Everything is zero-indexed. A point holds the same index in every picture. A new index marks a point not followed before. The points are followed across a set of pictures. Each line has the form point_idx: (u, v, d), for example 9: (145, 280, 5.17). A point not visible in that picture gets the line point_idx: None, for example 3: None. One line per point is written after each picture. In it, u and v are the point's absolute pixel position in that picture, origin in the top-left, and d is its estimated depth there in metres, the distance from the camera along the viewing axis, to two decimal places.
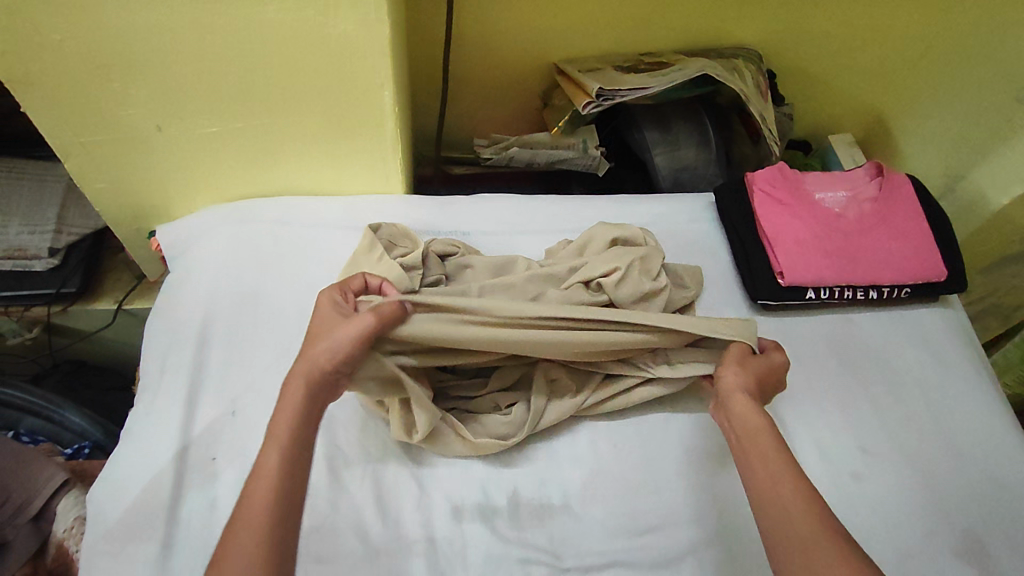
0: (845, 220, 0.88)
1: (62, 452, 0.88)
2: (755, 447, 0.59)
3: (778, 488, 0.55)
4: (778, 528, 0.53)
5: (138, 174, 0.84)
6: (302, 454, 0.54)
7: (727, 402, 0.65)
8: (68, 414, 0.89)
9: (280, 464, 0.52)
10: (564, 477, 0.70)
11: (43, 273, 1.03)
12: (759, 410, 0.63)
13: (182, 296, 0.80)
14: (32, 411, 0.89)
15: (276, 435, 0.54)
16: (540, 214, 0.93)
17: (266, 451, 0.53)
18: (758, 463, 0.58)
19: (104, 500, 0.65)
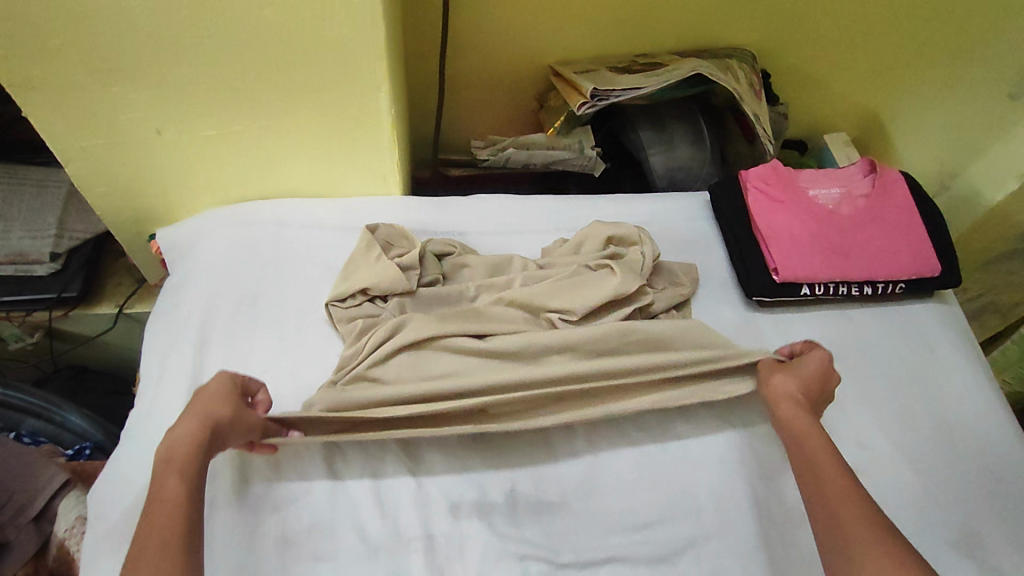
0: (838, 217, 0.88)
1: (63, 453, 0.88)
2: (801, 452, 0.64)
3: (824, 490, 0.60)
4: (825, 529, 0.58)
5: (137, 179, 0.85)
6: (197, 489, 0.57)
7: (778, 408, 0.68)
8: (69, 416, 0.90)
9: (183, 496, 0.55)
10: (563, 472, 0.70)
11: (45, 277, 1.04)
12: (810, 417, 0.67)
13: (182, 297, 0.81)
14: (33, 413, 0.89)
15: (177, 466, 0.57)
16: (538, 214, 0.93)
17: (166, 479, 0.56)
18: (805, 468, 0.63)
19: (106, 499, 0.66)
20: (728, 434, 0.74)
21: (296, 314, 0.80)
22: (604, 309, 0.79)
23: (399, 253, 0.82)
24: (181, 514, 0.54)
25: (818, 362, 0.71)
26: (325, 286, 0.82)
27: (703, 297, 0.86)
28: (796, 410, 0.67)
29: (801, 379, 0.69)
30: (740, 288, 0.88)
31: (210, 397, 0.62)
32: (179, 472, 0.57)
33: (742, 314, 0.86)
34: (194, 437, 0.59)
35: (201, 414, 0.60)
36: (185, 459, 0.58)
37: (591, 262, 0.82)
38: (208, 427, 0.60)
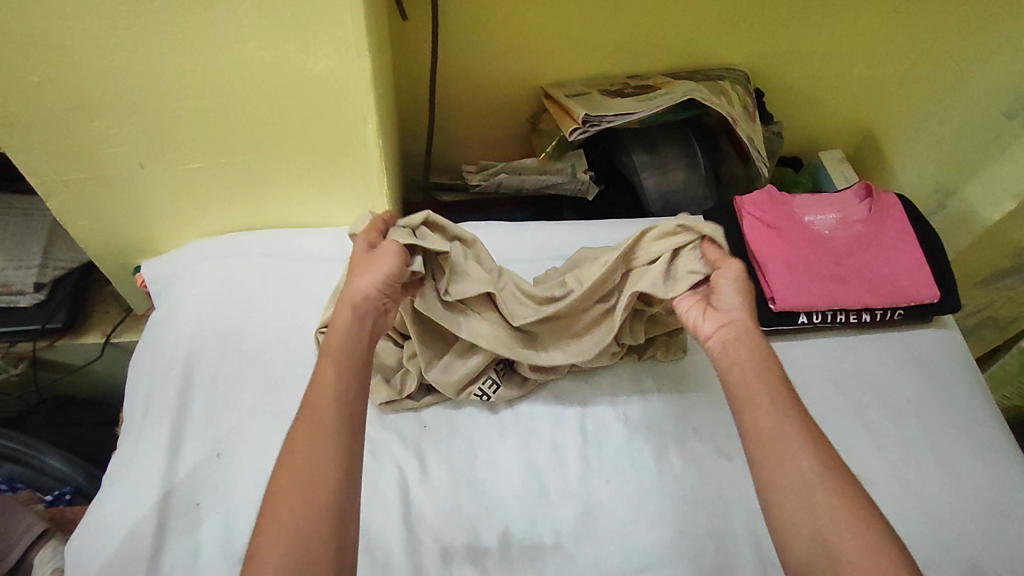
0: (835, 243, 0.87)
1: (41, 499, 0.86)
2: (745, 384, 0.61)
3: (780, 433, 0.58)
4: (765, 458, 0.57)
5: (121, 212, 0.83)
6: (357, 369, 0.62)
7: (724, 327, 0.66)
8: (48, 460, 0.87)
9: (335, 384, 0.60)
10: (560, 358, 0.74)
11: (29, 308, 1.02)
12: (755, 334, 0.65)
13: (166, 333, 0.79)
14: (10, 458, 0.87)
15: (330, 350, 0.62)
16: (530, 241, 0.92)
17: (322, 364, 0.61)
18: (756, 410, 0.60)
19: (85, 550, 0.63)
20: (726, 471, 0.72)
21: (283, 349, 0.78)
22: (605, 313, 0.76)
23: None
24: (335, 405, 0.58)
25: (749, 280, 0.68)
26: (312, 319, 0.81)
27: None
28: (746, 331, 0.65)
29: (745, 288, 0.67)
30: None
31: (358, 266, 0.66)
32: (335, 358, 0.61)
33: None
34: (348, 317, 0.64)
35: (353, 291, 0.64)
36: (337, 342, 0.62)
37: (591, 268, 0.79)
38: (358, 304, 0.64)
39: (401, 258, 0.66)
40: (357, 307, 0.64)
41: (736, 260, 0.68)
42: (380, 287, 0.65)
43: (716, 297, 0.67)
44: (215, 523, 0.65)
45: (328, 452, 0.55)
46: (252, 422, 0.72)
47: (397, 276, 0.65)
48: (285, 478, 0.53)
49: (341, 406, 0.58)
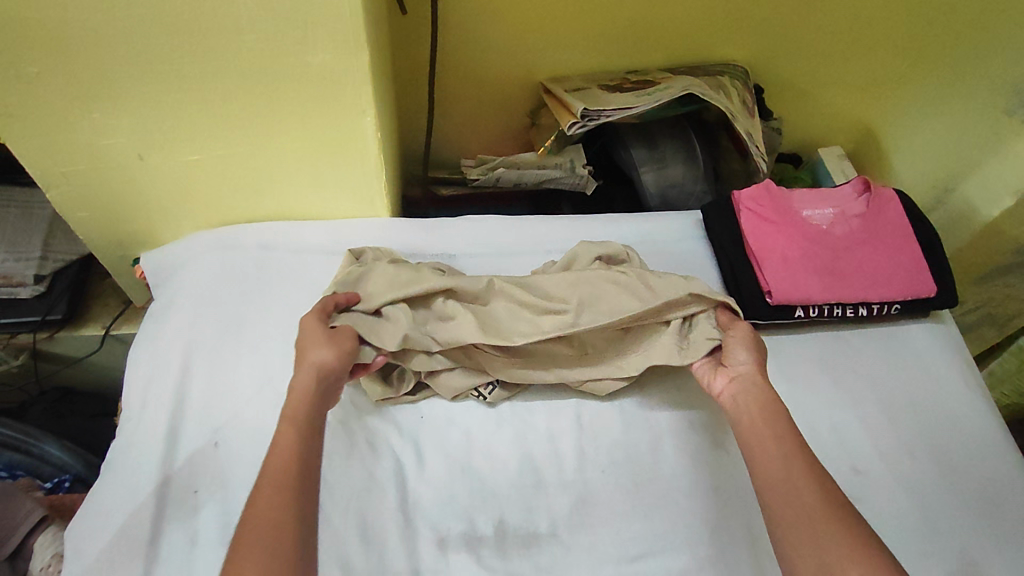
0: (832, 237, 0.87)
1: (41, 486, 0.86)
2: (757, 436, 0.63)
3: (788, 479, 0.58)
4: (776, 506, 0.58)
5: (121, 204, 0.83)
6: (313, 431, 0.60)
7: (739, 383, 0.68)
8: (48, 449, 0.88)
9: (296, 444, 0.58)
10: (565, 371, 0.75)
11: (29, 299, 1.02)
12: (771, 392, 0.67)
13: (165, 323, 0.79)
14: (9, 445, 0.87)
15: (290, 416, 0.60)
16: (528, 234, 0.92)
17: (281, 427, 0.59)
18: (768, 461, 0.61)
19: (84, 536, 0.64)
20: (721, 462, 0.73)
21: (281, 339, 0.78)
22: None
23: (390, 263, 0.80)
24: (295, 461, 0.56)
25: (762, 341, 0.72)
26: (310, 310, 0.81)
27: None
28: (757, 385, 0.67)
29: (755, 344, 0.71)
30: None
31: (307, 344, 0.66)
32: (293, 423, 0.60)
33: None
34: (309, 382, 0.63)
35: (310, 363, 0.64)
36: (297, 408, 0.61)
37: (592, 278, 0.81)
38: (322, 373, 0.64)
39: (352, 337, 0.69)
40: (322, 372, 0.64)
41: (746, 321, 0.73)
42: (341, 357, 0.66)
43: (726, 359, 0.70)
44: (212, 511, 0.66)
45: (281, 503, 0.53)
46: (249, 411, 0.72)
47: (348, 353, 0.67)
48: (248, 528, 0.51)
49: (298, 465, 0.56)
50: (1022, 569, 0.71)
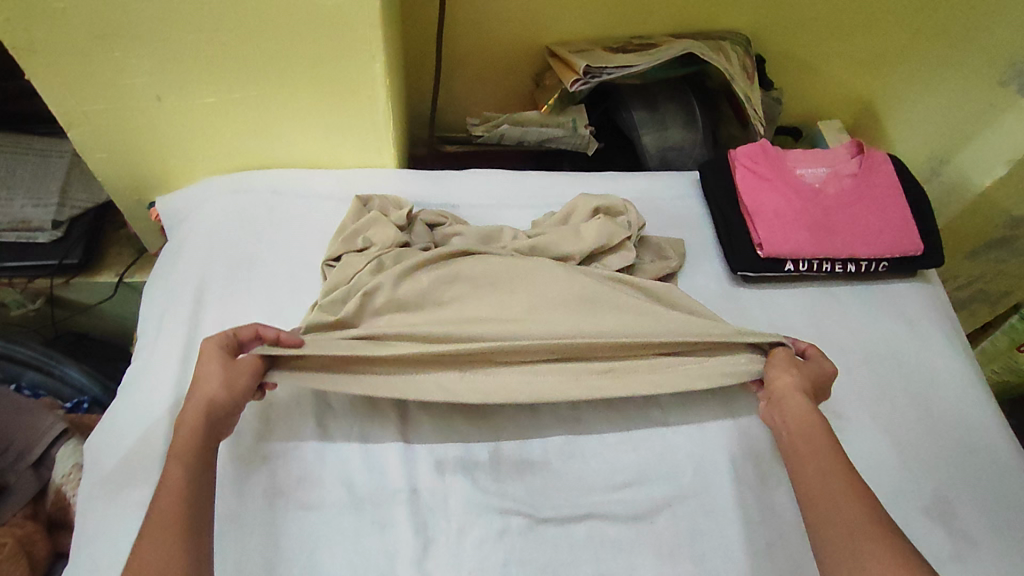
0: (824, 195, 0.90)
1: (62, 405, 0.90)
2: (798, 452, 0.63)
3: (830, 493, 0.58)
4: (819, 520, 0.58)
5: (139, 145, 0.87)
6: (201, 469, 0.57)
7: (783, 403, 0.68)
8: (68, 370, 0.91)
9: (185, 481, 0.55)
10: (499, 391, 0.69)
11: (47, 244, 1.06)
12: (814, 410, 0.66)
13: (180, 259, 0.83)
14: (31, 365, 0.91)
15: (178, 453, 0.57)
16: (530, 188, 0.95)
17: (170, 464, 0.57)
18: (811, 475, 0.61)
19: (102, 448, 0.68)
20: (708, 401, 0.76)
21: (289, 277, 0.82)
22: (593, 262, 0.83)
23: (371, 267, 0.76)
24: (182, 501, 0.54)
25: (824, 365, 0.72)
26: (318, 252, 0.84)
27: (690, 271, 0.89)
28: (802, 401, 0.67)
29: (799, 370, 0.71)
30: (725, 263, 0.90)
31: (200, 374, 0.63)
32: (179, 458, 0.57)
33: (725, 288, 0.88)
34: (198, 418, 0.60)
35: (199, 398, 0.61)
36: (184, 443, 0.58)
37: (593, 231, 0.83)
38: (212, 406, 0.61)
39: (254, 370, 0.65)
40: (211, 409, 0.61)
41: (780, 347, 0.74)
42: (235, 391, 0.63)
43: (770, 382, 0.71)
44: None
45: (170, 544, 0.51)
46: None
47: (245, 390, 0.63)
48: None
49: (185, 506, 0.54)
50: (993, 506, 0.74)
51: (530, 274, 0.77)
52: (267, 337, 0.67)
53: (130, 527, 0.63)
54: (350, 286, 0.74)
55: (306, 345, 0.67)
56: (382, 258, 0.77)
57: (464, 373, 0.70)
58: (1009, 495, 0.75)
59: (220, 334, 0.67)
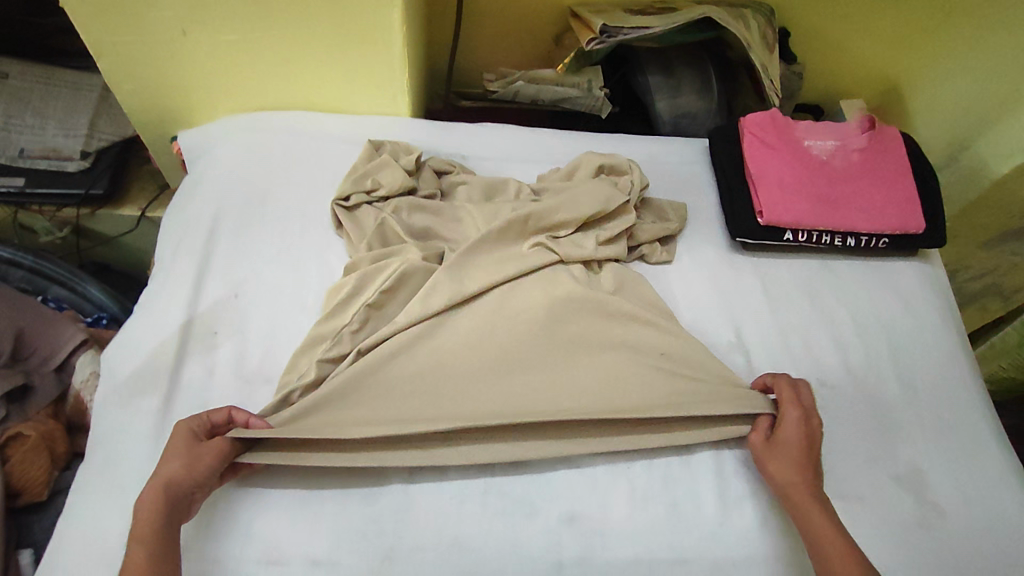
0: (830, 167, 0.90)
1: (82, 319, 0.96)
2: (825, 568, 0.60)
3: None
4: None
5: (164, 78, 0.90)
6: (167, 555, 0.56)
7: (790, 503, 0.65)
8: (89, 287, 0.97)
9: (148, 560, 0.54)
10: (503, 453, 0.68)
11: (76, 173, 1.11)
12: (820, 510, 0.63)
13: (198, 190, 0.87)
14: (58, 280, 0.97)
15: (142, 533, 0.56)
16: (540, 146, 0.96)
17: (133, 544, 0.56)
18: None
19: (118, 358, 0.72)
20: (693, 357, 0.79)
21: (300, 216, 0.85)
22: (588, 228, 0.84)
23: (355, 324, 0.72)
24: None
25: (795, 416, 0.70)
26: (329, 193, 0.87)
27: (690, 235, 0.90)
28: (808, 499, 0.64)
29: (790, 453, 0.67)
30: (726, 230, 0.91)
31: (166, 457, 0.61)
32: (142, 540, 0.55)
33: (723, 253, 0.89)
34: (153, 499, 0.58)
35: (159, 481, 0.59)
36: (145, 525, 0.56)
37: (587, 199, 0.84)
38: (170, 488, 0.59)
39: (221, 451, 0.62)
40: (168, 488, 0.59)
41: (765, 419, 0.71)
42: (198, 472, 0.61)
43: (770, 476, 0.67)
44: (229, 348, 0.74)
45: None
46: (267, 271, 0.79)
47: (210, 470, 0.61)
48: None
49: None
50: (967, 482, 0.76)
51: (522, 323, 0.75)
52: (237, 421, 0.65)
53: (138, 431, 0.68)
54: (339, 340, 0.71)
55: (278, 428, 0.65)
56: (369, 307, 0.73)
57: (447, 437, 0.68)
58: (984, 471, 0.77)
59: (194, 419, 0.65)
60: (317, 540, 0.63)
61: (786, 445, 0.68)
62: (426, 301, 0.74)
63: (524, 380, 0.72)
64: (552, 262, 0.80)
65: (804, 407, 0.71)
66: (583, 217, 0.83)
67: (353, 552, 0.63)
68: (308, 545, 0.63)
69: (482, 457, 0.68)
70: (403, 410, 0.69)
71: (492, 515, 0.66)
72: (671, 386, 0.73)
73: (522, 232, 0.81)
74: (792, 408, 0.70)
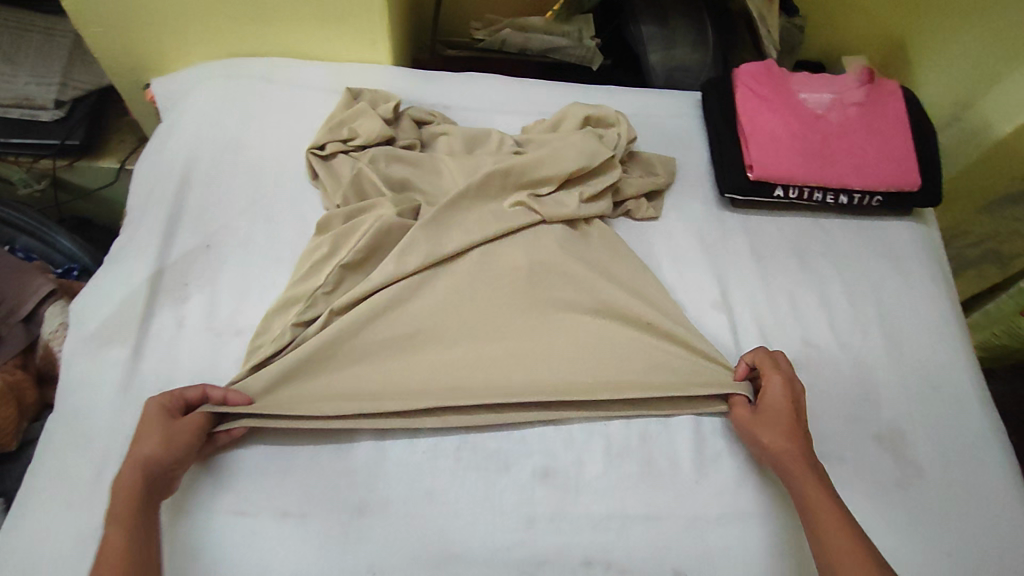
0: (825, 121, 0.87)
1: (53, 271, 0.94)
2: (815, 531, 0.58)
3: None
4: None
5: (134, 21, 0.86)
6: (147, 536, 0.54)
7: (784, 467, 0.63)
8: (59, 238, 0.95)
9: (127, 543, 0.52)
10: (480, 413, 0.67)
11: (50, 123, 1.07)
12: (814, 475, 0.61)
13: (171, 138, 0.84)
14: (25, 230, 0.94)
15: (118, 515, 0.54)
16: (525, 96, 0.93)
17: (110, 527, 0.53)
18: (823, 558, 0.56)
19: (86, 308, 0.71)
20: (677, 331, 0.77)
21: (275, 166, 0.82)
22: (571, 185, 0.81)
23: (328, 286, 0.70)
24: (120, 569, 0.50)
25: (780, 383, 0.67)
26: (306, 143, 0.84)
27: (678, 191, 0.88)
28: (799, 461, 0.62)
29: (781, 418, 0.65)
30: (716, 186, 0.89)
31: (139, 434, 0.58)
32: (121, 523, 0.53)
33: (711, 210, 0.87)
34: (133, 478, 0.56)
35: (135, 460, 0.56)
36: (121, 508, 0.54)
37: (572, 154, 0.80)
38: (148, 468, 0.56)
39: (197, 427, 0.60)
40: (147, 467, 0.56)
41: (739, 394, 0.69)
42: (176, 450, 0.58)
43: (761, 438, 0.65)
44: (201, 301, 0.72)
45: None
46: (241, 222, 0.77)
47: (187, 446, 0.59)
48: None
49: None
50: (948, 443, 0.75)
51: (505, 284, 0.73)
52: (213, 398, 0.62)
53: (106, 381, 0.66)
54: (311, 300, 0.70)
55: (256, 403, 0.64)
56: (345, 267, 0.71)
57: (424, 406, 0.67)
58: (966, 432, 0.76)
59: (167, 395, 0.62)
60: (287, 492, 0.62)
61: (776, 411, 0.66)
62: (403, 261, 0.72)
63: (501, 346, 0.71)
64: (534, 223, 0.77)
65: (786, 372, 0.69)
66: (565, 173, 0.79)
67: (321, 505, 0.62)
68: (277, 497, 0.62)
69: (466, 425, 0.66)
70: (376, 382, 0.68)
71: (466, 468, 0.65)
72: (649, 353, 0.72)
73: (504, 187, 0.79)
74: (778, 374, 0.68)
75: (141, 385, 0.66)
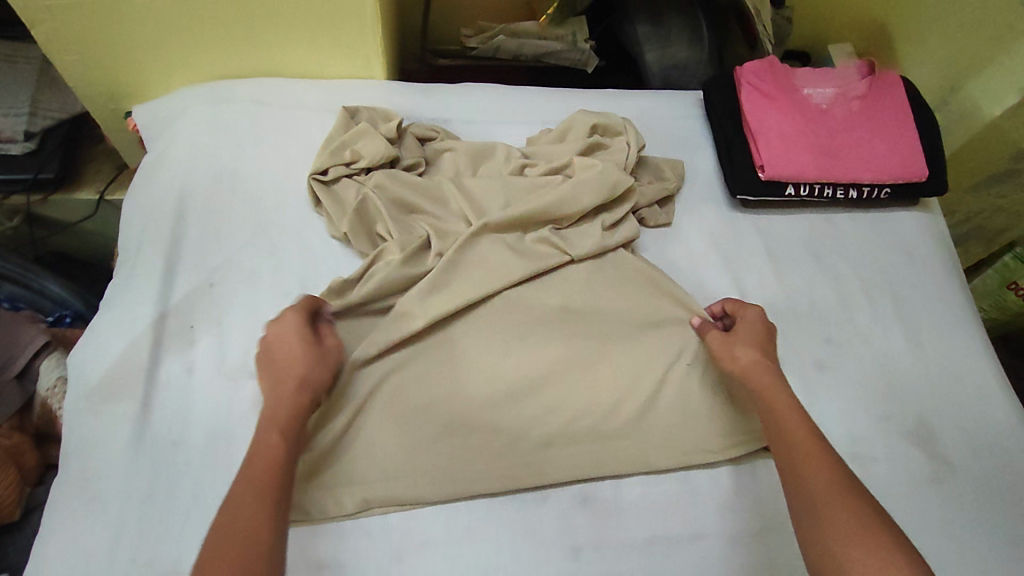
0: (831, 116, 0.87)
1: (44, 319, 0.90)
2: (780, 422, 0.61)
3: (808, 492, 0.55)
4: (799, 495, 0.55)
5: (111, 47, 0.81)
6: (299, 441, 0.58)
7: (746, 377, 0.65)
8: (47, 284, 0.90)
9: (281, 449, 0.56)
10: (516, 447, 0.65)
11: (20, 157, 1.01)
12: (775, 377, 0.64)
13: (160, 170, 0.79)
14: (9, 278, 0.89)
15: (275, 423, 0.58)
16: (525, 106, 0.90)
17: (265, 431, 0.57)
18: (789, 468, 0.57)
19: (87, 360, 0.67)
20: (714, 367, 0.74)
21: (274, 192, 0.78)
22: (592, 215, 0.78)
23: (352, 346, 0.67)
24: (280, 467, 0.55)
25: (755, 314, 0.70)
26: (303, 168, 0.81)
27: (687, 195, 0.86)
28: (770, 381, 0.64)
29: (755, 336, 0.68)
30: (725, 187, 0.88)
31: (285, 351, 0.62)
32: (278, 427, 0.57)
33: (722, 212, 0.86)
34: (296, 401, 0.59)
35: (296, 375, 0.61)
36: (281, 412, 0.58)
37: (592, 186, 0.76)
38: (307, 382, 0.61)
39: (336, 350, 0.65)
40: (304, 382, 0.61)
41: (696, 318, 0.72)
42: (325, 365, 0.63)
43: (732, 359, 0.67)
44: (209, 346, 0.68)
45: (262, 505, 0.52)
46: (243, 258, 0.74)
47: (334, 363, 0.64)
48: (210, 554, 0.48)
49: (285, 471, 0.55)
50: (972, 434, 0.75)
51: (539, 336, 0.70)
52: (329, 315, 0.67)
53: (116, 438, 0.63)
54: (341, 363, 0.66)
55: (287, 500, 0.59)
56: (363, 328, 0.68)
57: (464, 457, 0.63)
58: (988, 422, 0.76)
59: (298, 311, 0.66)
60: (320, 543, 0.59)
61: (743, 330, 0.69)
62: (423, 310, 0.68)
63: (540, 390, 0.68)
64: (563, 262, 0.74)
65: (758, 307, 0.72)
66: (587, 207, 0.76)
67: (358, 551, 0.59)
68: (310, 550, 0.59)
69: (507, 489, 0.63)
70: (416, 448, 0.63)
71: (502, 502, 0.63)
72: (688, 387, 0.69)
73: (525, 224, 0.76)
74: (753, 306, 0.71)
75: (153, 441, 0.63)
